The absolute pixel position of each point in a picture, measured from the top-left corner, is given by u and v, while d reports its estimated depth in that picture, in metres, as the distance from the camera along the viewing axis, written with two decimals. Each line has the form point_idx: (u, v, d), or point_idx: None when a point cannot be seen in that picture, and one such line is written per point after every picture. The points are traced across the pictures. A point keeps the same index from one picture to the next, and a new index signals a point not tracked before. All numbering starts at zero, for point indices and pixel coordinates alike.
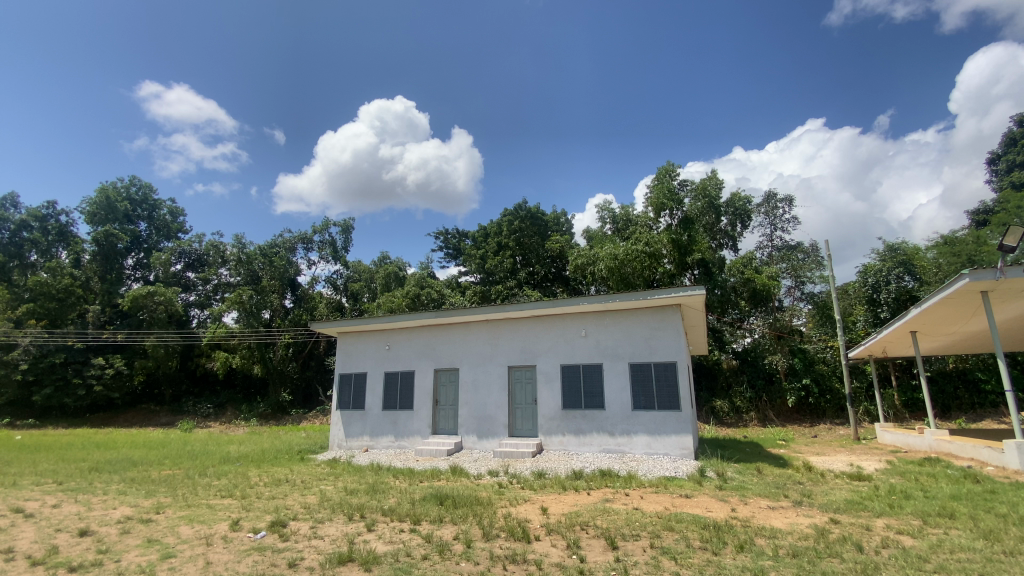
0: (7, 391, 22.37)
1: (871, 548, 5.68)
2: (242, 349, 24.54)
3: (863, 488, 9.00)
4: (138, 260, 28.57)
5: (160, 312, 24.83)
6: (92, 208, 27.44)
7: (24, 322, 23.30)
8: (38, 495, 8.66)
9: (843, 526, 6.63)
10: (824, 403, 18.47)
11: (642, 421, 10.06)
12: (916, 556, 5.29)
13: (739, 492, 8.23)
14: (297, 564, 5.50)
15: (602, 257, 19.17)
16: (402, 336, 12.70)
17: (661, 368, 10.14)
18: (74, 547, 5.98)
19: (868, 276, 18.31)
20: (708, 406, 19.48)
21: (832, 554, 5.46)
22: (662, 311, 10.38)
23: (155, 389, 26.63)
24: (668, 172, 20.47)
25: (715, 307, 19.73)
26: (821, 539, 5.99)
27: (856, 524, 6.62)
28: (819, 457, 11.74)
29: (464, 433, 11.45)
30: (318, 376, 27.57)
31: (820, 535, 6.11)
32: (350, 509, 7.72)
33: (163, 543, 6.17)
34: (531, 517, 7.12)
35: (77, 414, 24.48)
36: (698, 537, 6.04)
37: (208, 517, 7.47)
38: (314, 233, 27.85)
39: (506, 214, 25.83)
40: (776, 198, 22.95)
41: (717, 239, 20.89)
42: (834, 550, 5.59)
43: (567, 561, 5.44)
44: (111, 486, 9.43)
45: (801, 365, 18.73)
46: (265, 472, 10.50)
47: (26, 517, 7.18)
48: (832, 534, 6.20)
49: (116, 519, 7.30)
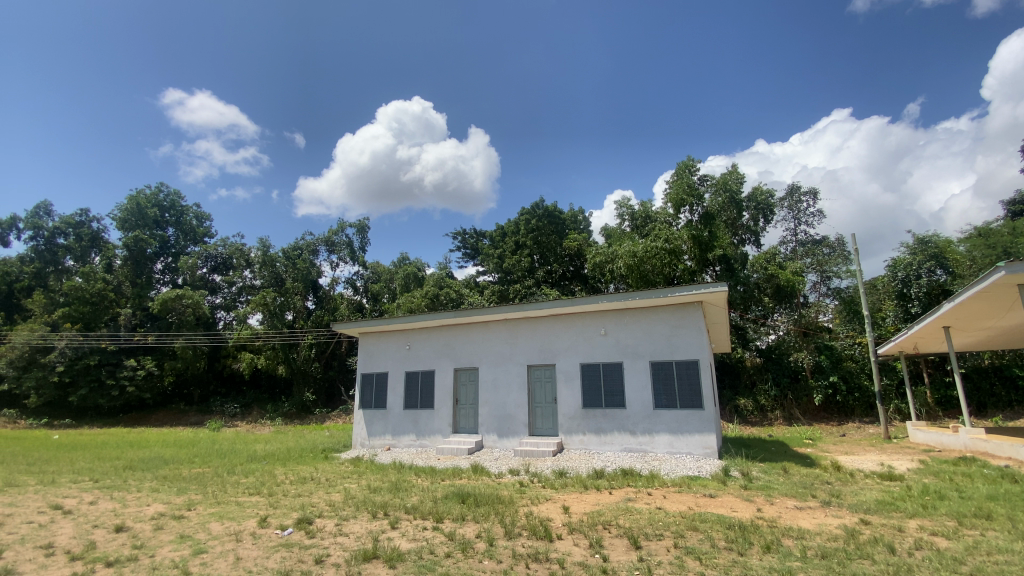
0: (45, 393, 23.18)
1: (904, 549, 5.52)
2: (266, 350, 25.05)
3: (895, 488, 8.74)
4: (166, 265, 29.43)
5: (188, 315, 25.53)
6: (123, 215, 28.31)
7: (61, 326, 24.15)
8: (75, 493, 8.98)
9: (874, 527, 6.45)
10: (853, 401, 17.98)
11: (664, 420, 9.95)
12: (952, 557, 5.13)
13: (766, 492, 8.08)
14: (323, 560, 5.61)
15: (621, 254, 19.05)
16: (422, 336, 12.80)
17: (683, 367, 10.01)
18: (111, 543, 6.19)
19: (897, 270, 17.74)
20: (732, 404, 19.18)
21: (863, 556, 5.33)
22: (683, 308, 10.26)
23: (184, 390, 27.44)
24: (687, 167, 20.20)
25: (738, 304, 19.35)
26: (851, 540, 5.85)
27: (888, 525, 6.45)
28: (848, 457, 11.43)
29: (485, 433, 11.49)
30: (340, 376, 28.02)
31: (850, 536, 5.96)
32: (374, 506, 7.84)
33: (194, 539, 6.36)
34: (553, 515, 7.11)
35: (110, 414, 25.31)
36: (723, 537, 5.96)
37: (237, 514, 7.66)
38: (335, 235, 28.28)
39: (523, 213, 25.75)
40: (800, 190, 22.35)
41: (739, 235, 20.45)
42: (865, 551, 5.45)
43: (589, 560, 5.42)
44: (144, 484, 9.74)
45: (827, 362, 18.25)
46: (290, 470, 10.71)
47: (64, 514, 7.48)
48: (863, 535, 6.04)
49: (149, 515, 7.54)
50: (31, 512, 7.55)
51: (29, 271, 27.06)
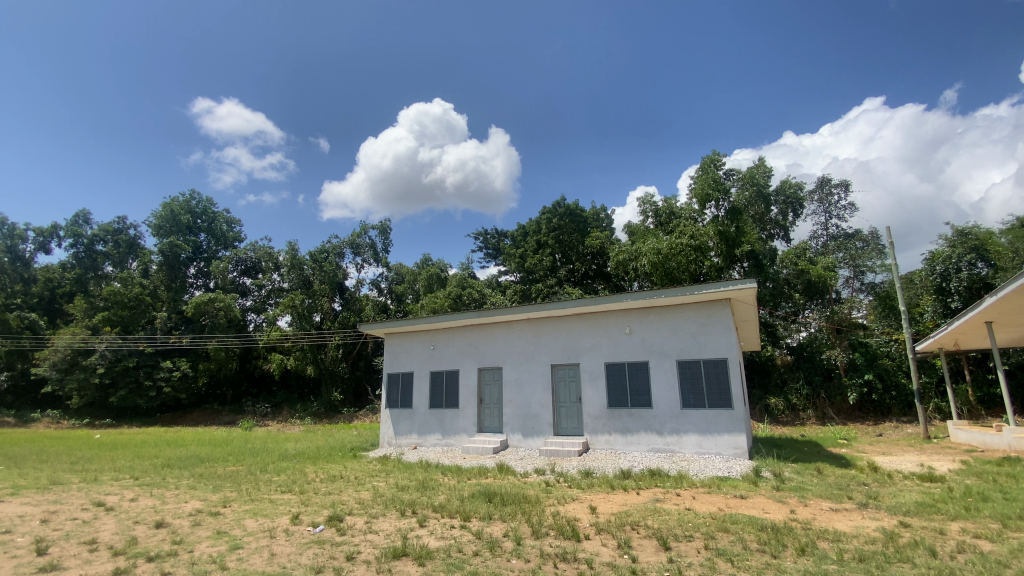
0: (87, 394, 24.17)
1: (945, 553, 5.32)
2: (296, 351, 25.64)
3: (936, 490, 8.42)
4: (199, 269, 30.42)
5: (221, 318, 26.35)
6: (158, 222, 29.33)
7: (101, 329, 25.10)
8: (117, 490, 9.36)
9: (914, 529, 6.23)
10: (890, 400, 17.38)
11: (692, 420, 9.79)
12: (996, 561, 4.91)
13: (798, 493, 7.87)
14: (354, 557, 5.71)
15: (644, 251, 18.80)
16: (446, 335, 12.91)
17: (711, 366, 9.84)
18: (152, 539, 6.44)
19: (935, 264, 17.08)
20: (762, 403, 18.77)
21: (902, 559, 5.16)
22: (711, 306, 10.07)
23: (217, 390, 28.31)
24: (712, 162, 19.85)
25: (767, 301, 18.92)
26: (890, 543, 5.65)
27: (928, 528, 6.21)
28: (886, 457, 11.06)
29: (510, 432, 11.51)
30: (367, 376, 28.51)
31: (889, 538, 5.77)
32: (402, 505, 7.93)
33: (231, 535, 6.55)
34: (580, 515, 7.08)
35: (148, 414, 26.23)
36: (754, 539, 5.83)
37: (270, 511, 7.86)
38: (358, 237, 28.67)
39: (545, 212, 25.65)
40: (831, 183, 21.70)
41: (767, 230, 20.01)
42: (905, 554, 5.27)
43: (618, 561, 5.38)
44: (181, 481, 10.09)
45: (862, 360, 17.73)
46: (321, 468, 10.94)
47: (107, 510, 7.79)
48: (902, 539, 5.83)
49: (187, 512, 7.81)
50: (75, 509, 7.89)
51: (71, 277, 28.25)
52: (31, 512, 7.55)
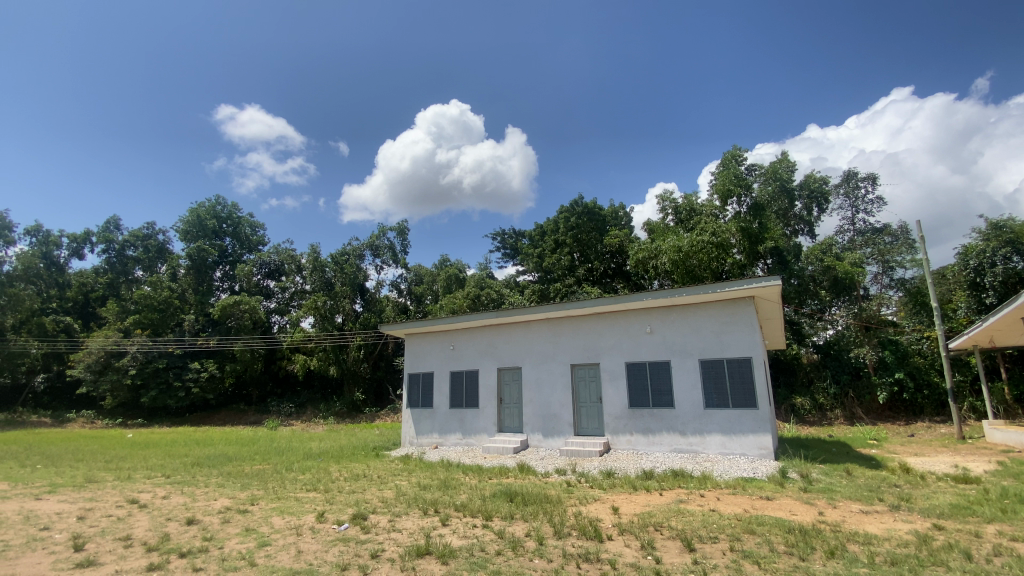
0: (120, 394, 24.97)
1: (981, 556, 5.14)
2: (319, 352, 26.05)
3: (971, 491, 8.14)
4: (225, 272, 31.21)
5: (246, 320, 26.97)
6: (185, 227, 30.10)
7: (132, 331, 25.93)
8: (150, 488, 9.66)
9: (948, 532, 6.03)
10: (922, 399, 16.89)
11: (716, 420, 9.66)
12: None
13: (827, 495, 7.70)
14: (378, 555, 5.78)
15: (665, 249, 18.59)
16: (466, 335, 12.98)
17: (734, 365, 9.68)
18: (183, 535, 6.64)
19: (969, 258, 16.49)
20: (787, 403, 18.40)
21: (936, 562, 5.01)
22: (734, 304, 9.91)
23: (243, 391, 28.96)
24: (734, 157, 19.52)
25: (792, 298, 18.67)
26: (923, 546, 5.49)
27: (963, 531, 6.01)
28: (918, 458, 10.73)
29: (530, 432, 11.52)
30: (388, 376, 28.88)
31: (922, 541, 5.60)
32: (424, 503, 8.02)
33: (258, 533, 6.70)
34: (603, 515, 7.05)
35: (178, 414, 26.95)
36: (782, 541, 5.73)
37: (296, 509, 8.02)
38: (377, 239, 28.97)
39: (562, 210, 25.53)
40: (857, 176, 21.12)
41: (791, 225, 19.65)
42: (939, 558, 5.11)
43: (642, 562, 5.34)
44: (210, 479, 10.38)
45: (892, 358, 17.23)
46: (344, 467, 11.12)
47: (140, 507, 8.06)
48: (936, 541, 5.66)
49: (216, 509, 8.02)
50: (110, 506, 8.17)
51: (103, 281, 29.24)
52: (68, 509, 7.84)
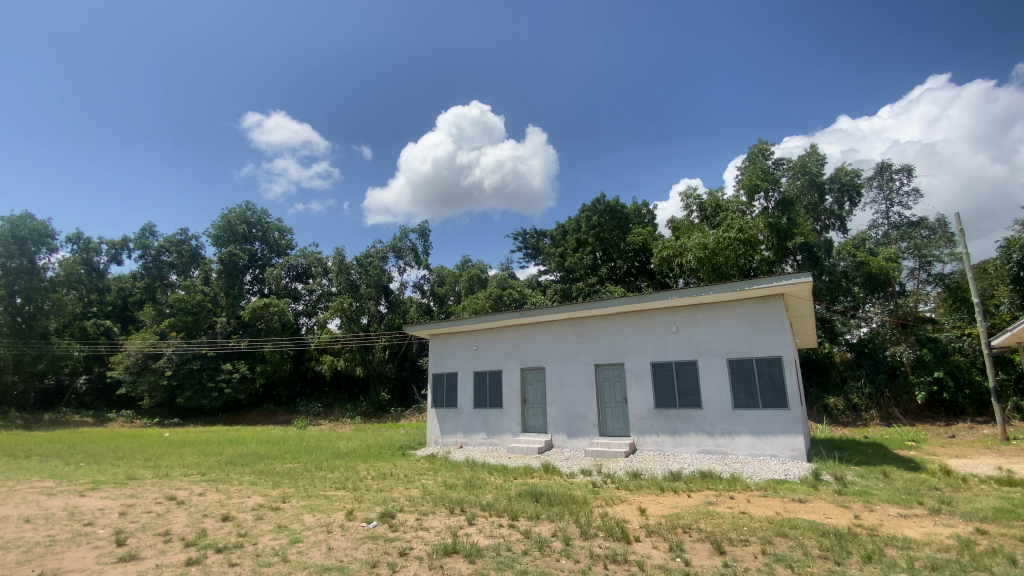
0: (157, 395, 25.90)
1: None
2: (345, 352, 26.48)
3: (1017, 495, 7.78)
4: (255, 276, 32.15)
5: (275, 322, 27.57)
6: (217, 232, 31.04)
7: (168, 334, 26.87)
8: (186, 485, 10.02)
9: (992, 537, 5.79)
10: (963, 399, 16.23)
11: (745, 421, 9.47)
12: None
13: (863, 498, 7.46)
14: (407, 553, 5.87)
15: (690, 247, 18.30)
16: (489, 336, 13.03)
17: (764, 365, 9.48)
18: (220, 531, 6.86)
19: (1012, 251, 15.72)
20: (819, 403, 17.92)
21: (980, 568, 4.82)
22: (763, 302, 9.69)
23: (273, 391, 29.67)
24: (761, 152, 19.11)
25: (823, 295, 18.32)
26: (965, 551, 5.28)
27: (1009, 536, 5.75)
28: (959, 460, 10.31)
29: (554, 433, 11.50)
30: (412, 376, 29.24)
31: (963, 546, 5.39)
32: (451, 502, 8.10)
33: (290, 529, 6.87)
34: (629, 517, 7.00)
35: (212, 414, 27.79)
36: (816, 545, 5.59)
37: (326, 507, 8.19)
38: (400, 241, 29.34)
39: (584, 209, 25.38)
40: (891, 167, 20.41)
41: (822, 220, 19.13)
42: (982, 563, 4.91)
43: (670, 564, 5.29)
44: (244, 477, 10.69)
45: (931, 356, 16.60)
46: (371, 466, 11.32)
47: (178, 504, 8.37)
48: (979, 546, 5.43)
49: (250, 506, 8.27)
50: (150, 502, 8.50)
51: (140, 286, 30.44)
52: (111, 506, 8.18)
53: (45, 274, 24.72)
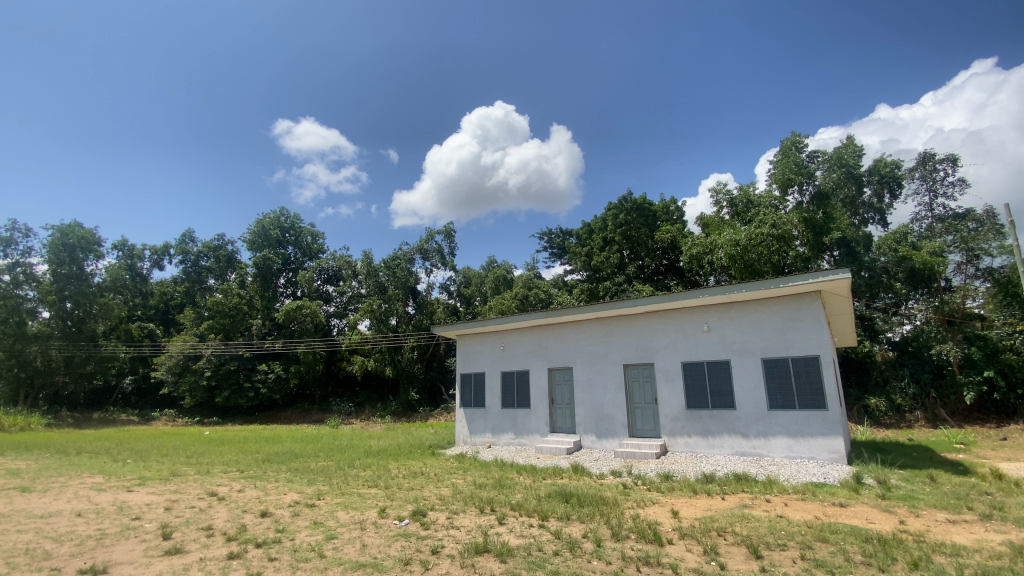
0: (197, 395, 26.92)
1: None
2: (375, 353, 26.97)
3: None
4: (288, 279, 33.09)
5: (308, 323, 28.36)
6: (252, 237, 32.06)
7: (207, 336, 27.85)
8: (226, 481, 10.41)
9: None
10: (1016, 400, 15.44)
11: (781, 422, 9.23)
12: None
13: (908, 503, 7.17)
14: (439, 551, 5.96)
15: (721, 244, 17.92)
16: (516, 336, 13.07)
17: (800, 364, 9.21)
18: (258, 526, 7.09)
19: None
20: (860, 404, 17.30)
21: None
22: (799, 299, 9.42)
23: (306, 391, 30.47)
24: (794, 144, 18.50)
25: (863, 291, 17.79)
26: (1020, 558, 5.02)
27: None
28: (1013, 463, 9.79)
29: (583, 433, 11.44)
30: (440, 376, 29.58)
31: (1017, 554, 5.13)
32: (481, 502, 8.16)
33: (326, 526, 7.05)
34: (662, 519, 6.92)
35: (249, 413, 28.74)
36: (858, 551, 5.40)
37: (360, 504, 8.37)
38: (426, 243, 29.67)
39: (611, 207, 25.10)
40: (935, 157, 19.50)
41: (859, 214, 18.51)
42: None
43: (705, 568, 5.21)
44: (280, 474, 11.02)
45: (980, 355, 15.90)
46: (402, 465, 11.51)
47: (219, 500, 8.69)
48: None
49: (287, 503, 8.53)
50: (192, 498, 8.86)
51: (181, 290, 31.74)
52: (157, 501, 8.57)
53: (92, 279, 26.10)
